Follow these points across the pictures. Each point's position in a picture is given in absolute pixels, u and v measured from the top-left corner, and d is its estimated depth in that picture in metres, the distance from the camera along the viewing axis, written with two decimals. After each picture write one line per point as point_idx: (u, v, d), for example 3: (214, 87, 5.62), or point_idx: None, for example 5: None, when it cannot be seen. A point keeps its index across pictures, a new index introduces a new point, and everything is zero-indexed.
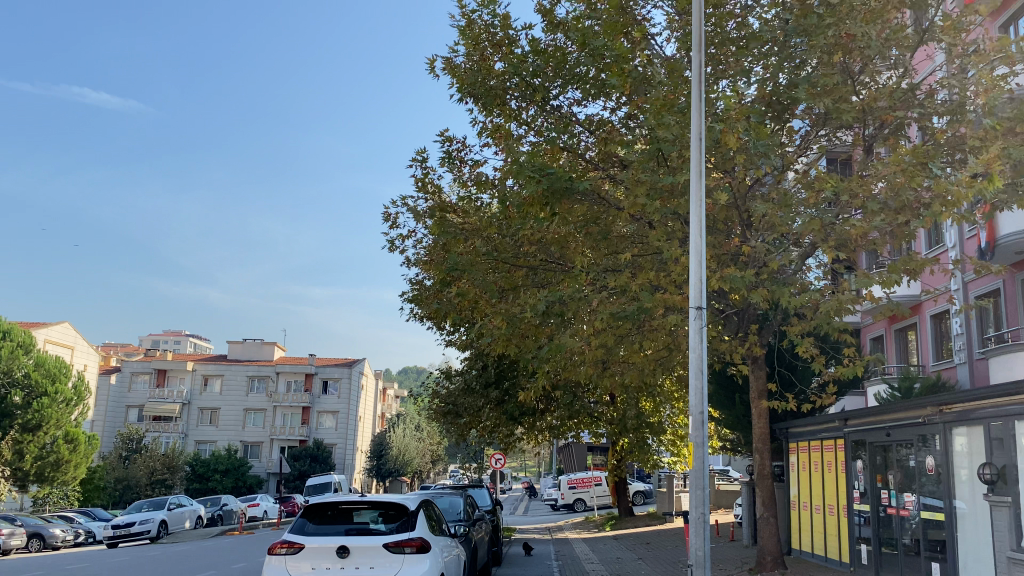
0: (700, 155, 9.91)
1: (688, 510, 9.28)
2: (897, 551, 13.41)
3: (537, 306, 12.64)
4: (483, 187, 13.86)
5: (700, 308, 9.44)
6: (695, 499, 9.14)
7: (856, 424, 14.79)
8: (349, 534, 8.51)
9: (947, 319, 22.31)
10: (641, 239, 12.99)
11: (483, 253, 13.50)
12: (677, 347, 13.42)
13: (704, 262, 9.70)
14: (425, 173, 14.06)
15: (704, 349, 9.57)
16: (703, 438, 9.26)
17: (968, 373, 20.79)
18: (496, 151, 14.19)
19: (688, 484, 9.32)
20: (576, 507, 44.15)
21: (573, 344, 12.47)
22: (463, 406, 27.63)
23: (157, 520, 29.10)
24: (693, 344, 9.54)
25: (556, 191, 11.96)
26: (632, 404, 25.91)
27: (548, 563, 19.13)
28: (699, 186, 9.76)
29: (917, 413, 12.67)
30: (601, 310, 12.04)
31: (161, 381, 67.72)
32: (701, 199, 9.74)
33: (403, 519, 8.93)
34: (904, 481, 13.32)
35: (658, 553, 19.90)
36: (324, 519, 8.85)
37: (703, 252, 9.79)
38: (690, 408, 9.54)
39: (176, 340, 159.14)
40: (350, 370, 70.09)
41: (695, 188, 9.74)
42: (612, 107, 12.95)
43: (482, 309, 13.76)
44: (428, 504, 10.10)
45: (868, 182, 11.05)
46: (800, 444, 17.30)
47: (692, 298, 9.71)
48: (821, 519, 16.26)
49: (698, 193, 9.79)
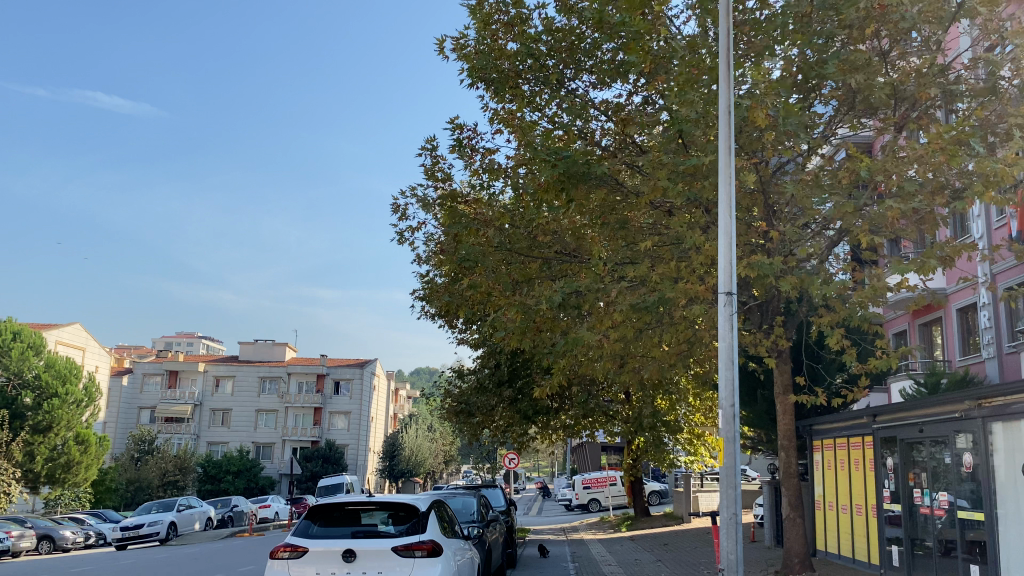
0: (728, 133, 9.56)
1: (719, 511, 8.75)
2: (932, 553, 12.78)
3: (554, 297, 12.09)
4: (495, 176, 13.35)
5: (730, 294, 8.94)
6: (727, 498, 8.63)
7: (885, 421, 14.18)
8: (355, 537, 8.00)
9: (974, 312, 21.69)
10: (661, 227, 12.48)
11: (497, 243, 13.03)
12: (698, 341, 12.90)
13: (732, 244, 9.22)
14: (435, 161, 13.55)
15: (734, 338, 9.13)
16: (734, 432, 8.83)
17: (997, 368, 20.16)
18: (509, 138, 13.70)
19: (719, 483, 8.82)
20: (590, 508, 43.57)
21: (591, 337, 11.92)
22: (475, 406, 27.11)
23: (167, 521, 28.77)
24: (722, 332, 9.11)
25: (573, 176, 11.49)
26: (648, 401, 25.35)
27: (564, 564, 18.60)
28: (728, 165, 9.47)
29: (952, 408, 12.04)
30: (621, 302, 11.52)
31: (172, 382, 67.58)
32: (729, 179, 9.45)
33: (414, 520, 8.41)
34: (939, 480, 12.67)
35: (677, 555, 19.33)
36: (329, 521, 8.35)
37: (731, 234, 9.30)
38: (718, 400, 9.07)
39: (188, 342, 159.34)
40: (362, 370, 69.81)
41: (724, 167, 9.46)
42: (630, 90, 12.44)
43: (495, 302, 13.27)
44: (440, 504, 9.61)
45: (903, 162, 10.55)
46: (825, 442, 16.71)
47: (722, 283, 9.26)
48: (848, 520, 15.68)
49: (727, 173, 9.49)
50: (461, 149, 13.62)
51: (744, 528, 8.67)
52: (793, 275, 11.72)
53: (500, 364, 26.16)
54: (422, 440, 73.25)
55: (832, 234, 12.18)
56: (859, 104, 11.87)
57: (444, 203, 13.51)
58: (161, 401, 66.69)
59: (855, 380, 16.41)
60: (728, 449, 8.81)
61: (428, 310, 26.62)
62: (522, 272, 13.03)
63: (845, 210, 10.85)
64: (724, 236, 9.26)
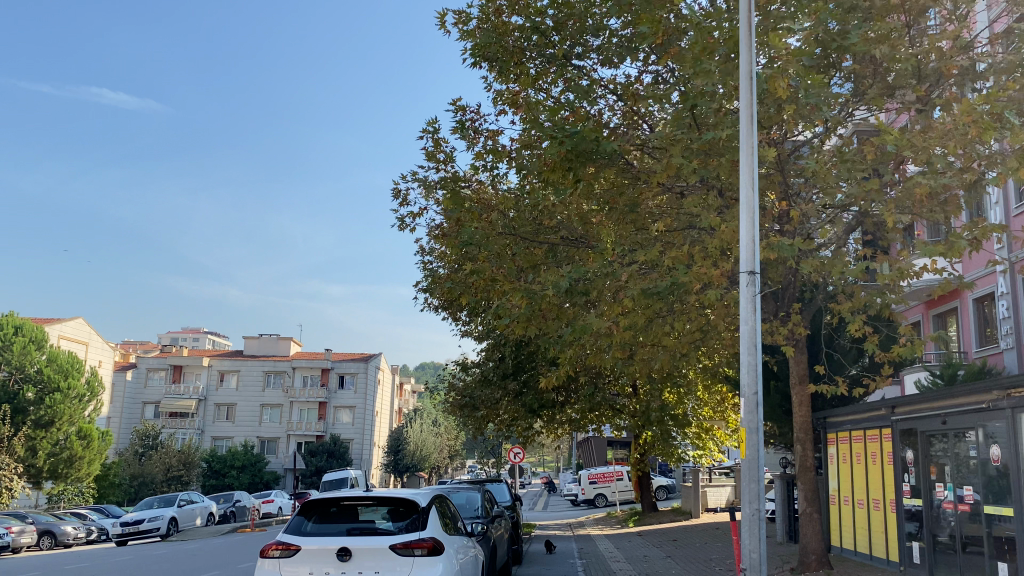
0: (750, 104, 9.10)
1: (740, 506, 8.27)
2: (956, 550, 12.24)
3: (561, 283, 11.55)
4: (500, 158, 12.82)
5: (752, 274, 8.46)
6: (750, 493, 8.14)
7: (904, 412, 13.64)
8: (351, 534, 7.51)
9: (992, 303, 21.13)
10: (672, 210, 11.98)
11: (501, 228, 12.53)
12: (712, 329, 12.39)
13: (755, 221, 8.73)
14: (437, 141, 13.02)
15: (757, 321, 8.63)
16: (756, 422, 8.35)
17: (1016, 358, 19.62)
18: (514, 120, 13.19)
19: (740, 477, 8.33)
20: (596, 503, 43.10)
21: (599, 325, 11.41)
22: (480, 399, 26.63)
23: (167, 517, 28.41)
24: (745, 315, 8.62)
25: (582, 153, 11.02)
26: (656, 395, 24.84)
27: (571, 560, 18.11)
28: (750, 139, 9.00)
29: (979, 398, 11.45)
30: (631, 287, 11.00)
31: (177, 377, 67.33)
32: (752, 154, 8.98)
33: (414, 516, 7.90)
34: (964, 473, 12.13)
35: (687, 551, 18.81)
36: (324, 517, 7.88)
37: (754, 210, 8.79)
38: (740, 388, 8.58)
39: (194, 337, 159.31)
40: (366, 365, 69.51)
41: (745, 140, 9.00)
42: (641, 67, 11.96)
43: (500, 288, 12.75)
44: (442, 499, 9.13)
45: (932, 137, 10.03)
46: (839, 435, 16.21)
47: (743, 262, 8.78)
48: (865, 515, 15.18)
49: (748, 148, 9.02)
50: (463, 130, 13.10)
51: (768, 526, 8.20)
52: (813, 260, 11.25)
53: (506, 356, 25.61)
54: (427, 434, 72.78)
55: (852, 217, 11.71)
56: (880, 80, 11.37)
57: (447, 187, 13.01)
58: (165, 396, 66.42)
59: (870, 374, 15.92)
60: (750, 440, 8.33)
61: (431, 302, 26.15)
62: (528, 257, 12.50)
63: (869, 188, 10.34)
64: (747, 214, 8.79)
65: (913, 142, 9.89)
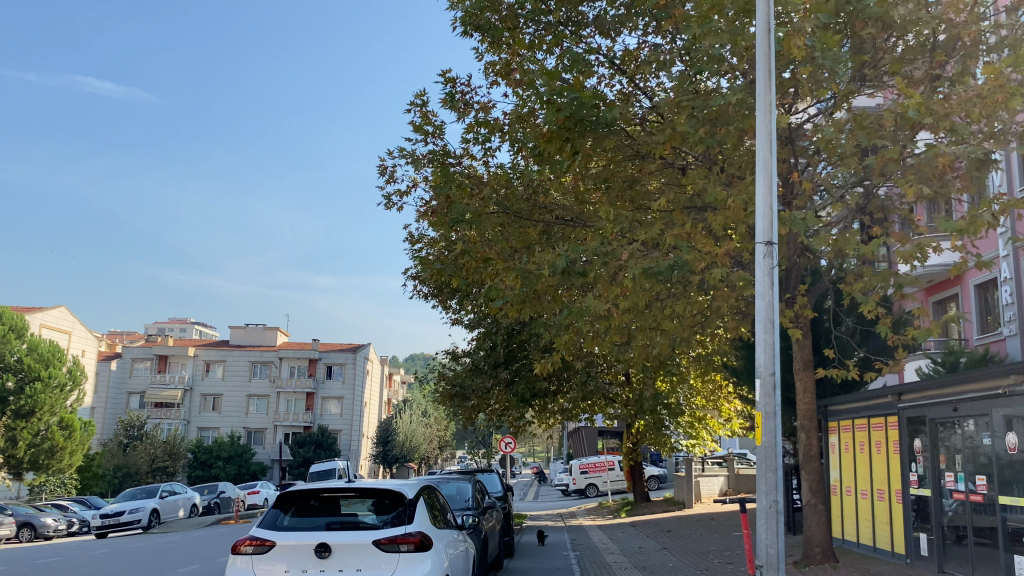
0: (767, 60, 8.54)
1: (755, 498, 7.75)
2: (967, 543, 11.77)
3: (557, 262, 10.86)
4: (493, 131, 12.18)
5: (770, 244, 7.93)
6: (767, 484, 7.62)
7: (910, 400, 13.14)
8: (330, 529, 6.89)
9: (993, 289, 20.72)
10: (673, 188, 11.45)
11: (493, 205, 11.86)
12: (714, 312, 11.82)
13: (771, 187, 8.21)
14: (425, 114, 12.37)
15: (773, 296, 8.09)
16: (774, 406, 7.82)
17: (1019, 346, 19.16)
18: (507, 92, 12.58)
19: (754, 467, 7.80)
20: (588, 493, 42.64)
21: (597, 307, 10.79)
22: (470, 388, 26.04)
23: (149, 508, 27.71)
24: (761, 290, 8.08)
25: (580, 122, 10.40)
26: (650, 383, 24.35)
27: (564, 552, 17.52)
28: (768, 99, 8.43)
29: (994, 384, 10.88)
30: (631, 267, 10.36)
31: (162, 367, 66.47)
32: (769, 114, 8.42)
33: (400, 509, 7.29)
34: (976, 463, 11.64)
35: (682, 542, 18.27)
36: (301, 511, 7.26)
37: (770, 176, 8.25)
38: (755, 369, 8.04)
39: (181, 327, 157.73)
40: (355, 356, 68.81)
41: (763, 100, 8.43)
42: (642, 35, 11.41)
43: (492, 269, 12.10)
44: (430, 490, 8.54)
45: (952, 104, 9.54)
46: (841, 424, 15.74)
47: (760, 233, 8.23)
48: (868, 506, 14.72)
49: (765, 108, 8.45)
50: (454, 103, 12.45)
51: (786, 518, 7.68)
52: (824, 237, 10.76)
53: (497, 345, 25.04)
54: (416, 425, 72.08)
55: (863, 194, 11.24)
56: (894, 49, 10.92)
57: (436, 161, 12.34)
58: (151, 386, 65.55)
59: (874, 362, 15.51)
60: (767, 426, 7.81)
61: (421, 289, 25.51)
62: (521, 237, 11.83)
63: (889, 157, 9.85)
64: (763, 182, 8.26)
65: (935, 109, 9.42)
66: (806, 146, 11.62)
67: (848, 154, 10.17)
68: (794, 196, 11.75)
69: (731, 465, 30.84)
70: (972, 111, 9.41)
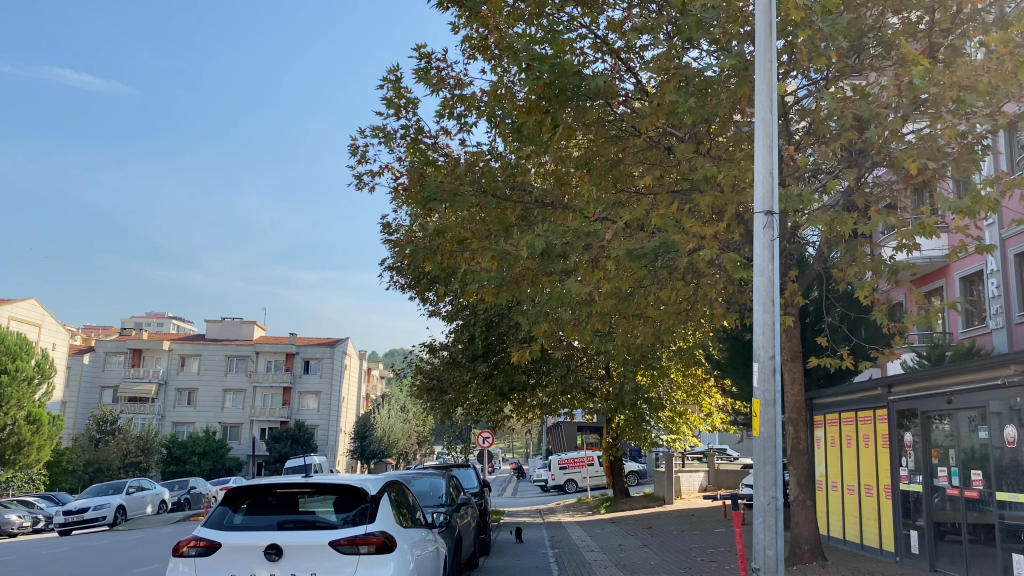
0: (768, 15, 8.02)
1: (752, 494, 7.29)
2: (961, 539, 11.33)
3: (536, 244, 10.21)
4: (470, 106, 11.55)
5: (770, 212, 7.40)
6: (766, 479, 7.16)
7: (900, 392, 12.67)
8: (283, 529, 6.27)
9: (979, 282, 20.40)
10: (659, 170, 10.94)
11: (469, 182, 11.18)
12: (700, 299, 11.30)
13: (771, 153, 7.68)
14: (397, 88, 11.70)
15: (773, 271, 7.56)
16: (773, 394, 7.32)
17: (1006, 339, 18.80)
18: (485, 67, 11.99)
19: (751, 460, 7.31)
20: (567, 489, 42.12)
21: (578, 292, 10.19)
22: (448, 382, 25.40)
23: (115, 505, 26.82)
24: (760, 265, 7.55)
25: (562, 92, 9.77)
26: (630, 377, 23.83)
27: (542, 550, 16.94)
28: (769, 55, 7.91)
29: (992, 374, 10.38)
30: (615, 249, 9.77)
31: (136, 361, 65.25)
32: (770, 72, 7.90)
33: (361, 506, 6.64)
34: (970, 457, 11.19)
35: (664, 539, 17.77)
36: (252, 508, 6.60)
37: (768, 142, 7.73)
38: (753, 353, 7.54)
39: (157, 321, 155.31)
40: (333, 350, 67.87)
41: (762, 57, 7.91)
42: (627, 6, 10.88)
43: (468, 251, 11.45)
44: (398, 486, 7.92)
45: (956, 76, 9.11)
46: (827, 417, 15.31)
47: (760, 203, 7.71)
48: (855, 502, 14.30)
49: (766, 64, 7.93)
50: (428, 76, 11.80)
51: (785, 515, 7.23)
52: (819, 217, 10.29)
53: (475, 338, 24.42)
54: (394, 420, 71.36)
55: (858, 173, 10.78)
56: (894, 22, 10.51)
57: (408, 137, 11.64)
58: (124, 380, 64.36)
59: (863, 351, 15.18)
60: (766, 415, 7.31)
61: (397, 279, 24.80)
62: (499, 219, 11.18)
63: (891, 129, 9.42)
64: (763, 148, 7.72)
65: (943, 79, 9.01)
66: (798, 124, 11.19)
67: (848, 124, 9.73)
68: (785, 178, 11.28)
69: (712, 461, 30.43)
70: (980, 82, 9.00)
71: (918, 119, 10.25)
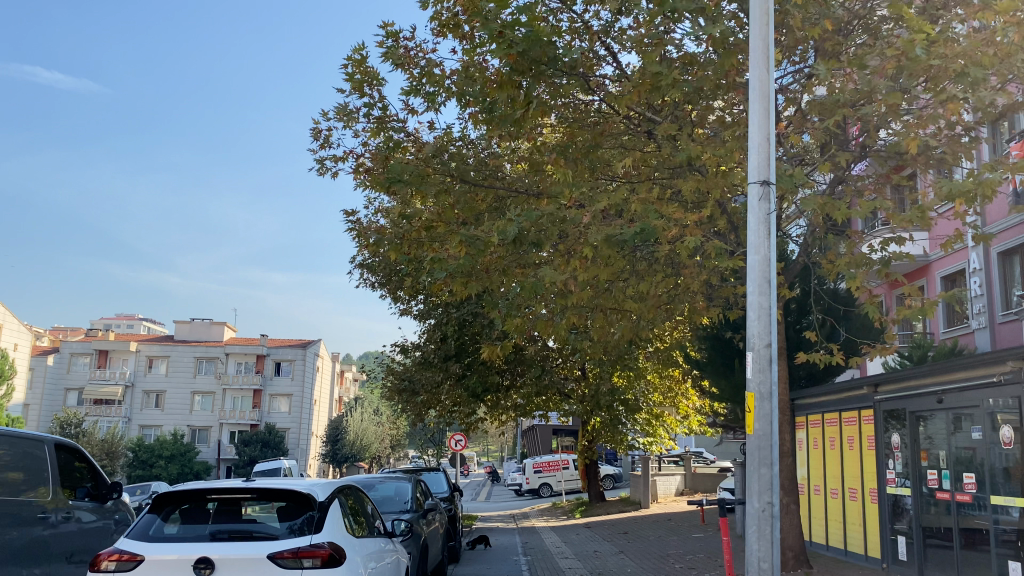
0: None
1: (745, 499, 6.82)
2: (952, 545, 10.81)
3: (508, 230, 9.53)
4: (438, 88, 10.88)
5: (767, 181, 7.02)
6: (761, 483, 6.67)
7: (886, 392, 12.14)
8: (215, 540, 5.54)
9: (961, 280, 20.09)
10: (640, 157, 10.42)
11: (437, 165, 10.40)
12: (681, 293, 10.77)
13: (764, 120, 7.27)
14: (362, 67, 11.01)
15: (768, 249, 7.13)
16: (769, 387, 6.87)
17: (989, 338, 18.48)
18: (455, 47, 11.37)
19: (746, 462, 6.82)
20: (541, 493, 41.49)
21: (552, 282, 9.58)
22: (420, 383, 24.65)
23: None
24: (755, 242, 7.12)
25: (540, 66, 9.20)
26: (607, 378, 23.32)
27: (514, 557, 16.23)
28: (765, 7, 7.51)
29: (987, 372, 9.79)
30: (592, 235, 9.16)
31: (102, 362, 63.70)
32: (767, 27, 7.50)
33: (306, 514, 5.91)
34: (963, 459, 10.67)
35: (640, 545, 17.16)
36: (183, 515, 5.85)
37: (761, 107, 7.31)
38: (747, 341, 7.07)
39: (127, 323, 152.76)
40: (305, 352, 66.70)
41: (759, 11, 7.52)
42: None
43: (435, 240, 10.74)
44: (353, 490, 7.24)
45: (956, 49, 8.66)
46: (809, 418, 14.84)
47: (754, 174, 7.31)
48: (839, 506, 13.82)
49: (762, 17, 7.53)
50: (395, 55, 11.13)
51: (779, 522, 6.78)
52: (811, 199, 9.79)
53: (448, 337, 23.71)
54: (367, 423, 70.33)
55: (850, 156, 10.29)
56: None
57: (373, 117, 10.93)
58: (89, 382, 62.76)
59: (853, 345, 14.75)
60: (762, 410, 6.83)
61: (368, 277, 24.09)
62: (468, 205, 10.47)
63: (892, 103, 8.96)
64: (762, 110, 7.30)
65: (947, 52, 8.59)
66: (784, 108, 10.68)
67: (846, 97, 9.27)
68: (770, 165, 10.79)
69: (688, 465, 29.95)
70: (985, 55, 8.57)
71: (917, 99, 9.82)
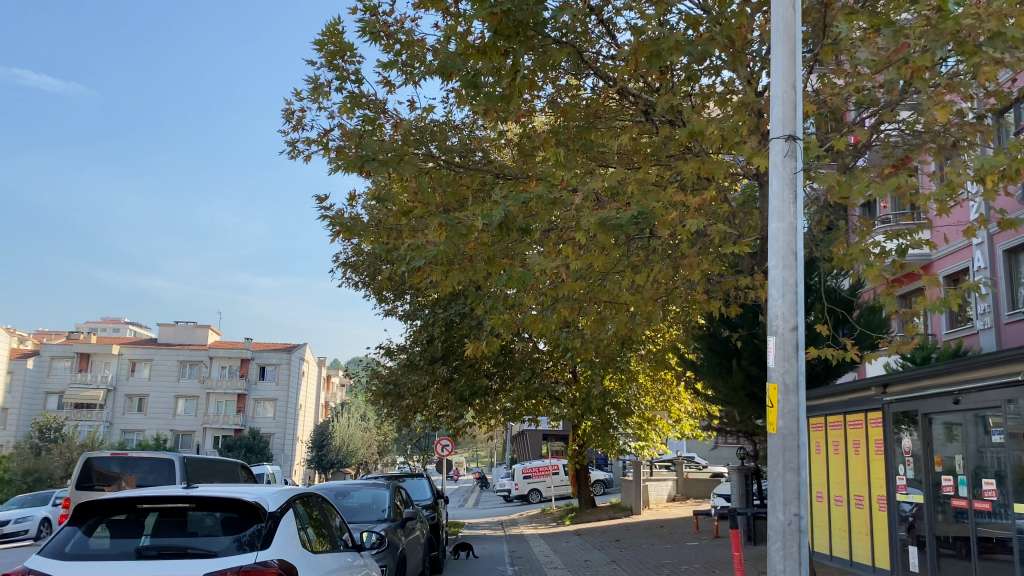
0: None
1: (768, 511, 6.14)
2: (970, 558, 10.06)
3: (494, 214, 8.73)
4: (418, 63, 10.06)
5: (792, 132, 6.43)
6: (787, 491, 6.00)
7: (896, 393, 11.41)
8: (143, 559, 4.73)
9: (964, 279, 19.44)
10: (639, 137, 9.75)
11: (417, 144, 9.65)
12: (680, 284, 10.00)
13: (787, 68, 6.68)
14: (338, 39, 10.17)
15: (793, 216, 6.49)
16: (795, 378, 6.20)
17: (994, 339, 17.79)
18: (437, 20, 10.58)
19: (768, 467, 6.13)
20: (531, 499, 40.60)
21: (540, 269, 8.79)
22: (406, 386, 23.76)
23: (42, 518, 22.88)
24: (779, 208, 6.48)
25: (530, 29, 8.46)
26: (598, 379, 22.52)
27: (500, 568, 15.39)
28: None
29: (1010, 370, 9.01)
30: (585, 216, 8.37)
31: (83, 366, 62.44)
32: None
33: (253, 526, 5.07)
34: (981, 464, 9.91)
35: (632, 554, 16.37)
36: (112, 528, 5.03)
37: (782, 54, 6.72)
38: (768, 324, 6.41)
39: (112, 326, 151.20)
40: (291, 355, 65.69)
41: None
42: None
43: (415, 226, 9.93)
44: (318, 497, 6.44)
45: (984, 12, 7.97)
46: (812, 421, 14.12)
47: (777, 129, 6.70)
48: (844, 513, 13.10)
49: None
50: (372, 28, 10.31)
51: (808, 539, 6.07)
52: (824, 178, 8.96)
53: (434, 339, 22.90)
54: (354, 428, 69.20)
55: (865, 135, 9.57)
56: None
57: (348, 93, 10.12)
58: (70, 386, 61.45)
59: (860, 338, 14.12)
60: (785, 408, 6.15)
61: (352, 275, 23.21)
62: (451, 189, 9.69)
63: (917, 70, 8.24)
64: (786, 53, 6.78)
65: (978, 12, 7.87)
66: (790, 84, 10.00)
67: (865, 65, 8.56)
68: None
69: (680, 470, 29.20)
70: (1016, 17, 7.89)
71: (939, 71, 9.12)
